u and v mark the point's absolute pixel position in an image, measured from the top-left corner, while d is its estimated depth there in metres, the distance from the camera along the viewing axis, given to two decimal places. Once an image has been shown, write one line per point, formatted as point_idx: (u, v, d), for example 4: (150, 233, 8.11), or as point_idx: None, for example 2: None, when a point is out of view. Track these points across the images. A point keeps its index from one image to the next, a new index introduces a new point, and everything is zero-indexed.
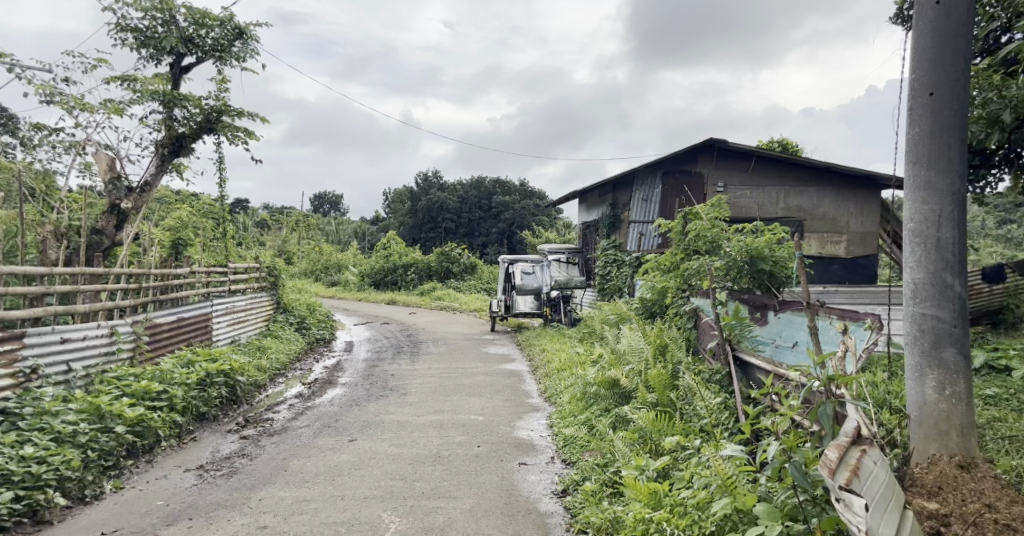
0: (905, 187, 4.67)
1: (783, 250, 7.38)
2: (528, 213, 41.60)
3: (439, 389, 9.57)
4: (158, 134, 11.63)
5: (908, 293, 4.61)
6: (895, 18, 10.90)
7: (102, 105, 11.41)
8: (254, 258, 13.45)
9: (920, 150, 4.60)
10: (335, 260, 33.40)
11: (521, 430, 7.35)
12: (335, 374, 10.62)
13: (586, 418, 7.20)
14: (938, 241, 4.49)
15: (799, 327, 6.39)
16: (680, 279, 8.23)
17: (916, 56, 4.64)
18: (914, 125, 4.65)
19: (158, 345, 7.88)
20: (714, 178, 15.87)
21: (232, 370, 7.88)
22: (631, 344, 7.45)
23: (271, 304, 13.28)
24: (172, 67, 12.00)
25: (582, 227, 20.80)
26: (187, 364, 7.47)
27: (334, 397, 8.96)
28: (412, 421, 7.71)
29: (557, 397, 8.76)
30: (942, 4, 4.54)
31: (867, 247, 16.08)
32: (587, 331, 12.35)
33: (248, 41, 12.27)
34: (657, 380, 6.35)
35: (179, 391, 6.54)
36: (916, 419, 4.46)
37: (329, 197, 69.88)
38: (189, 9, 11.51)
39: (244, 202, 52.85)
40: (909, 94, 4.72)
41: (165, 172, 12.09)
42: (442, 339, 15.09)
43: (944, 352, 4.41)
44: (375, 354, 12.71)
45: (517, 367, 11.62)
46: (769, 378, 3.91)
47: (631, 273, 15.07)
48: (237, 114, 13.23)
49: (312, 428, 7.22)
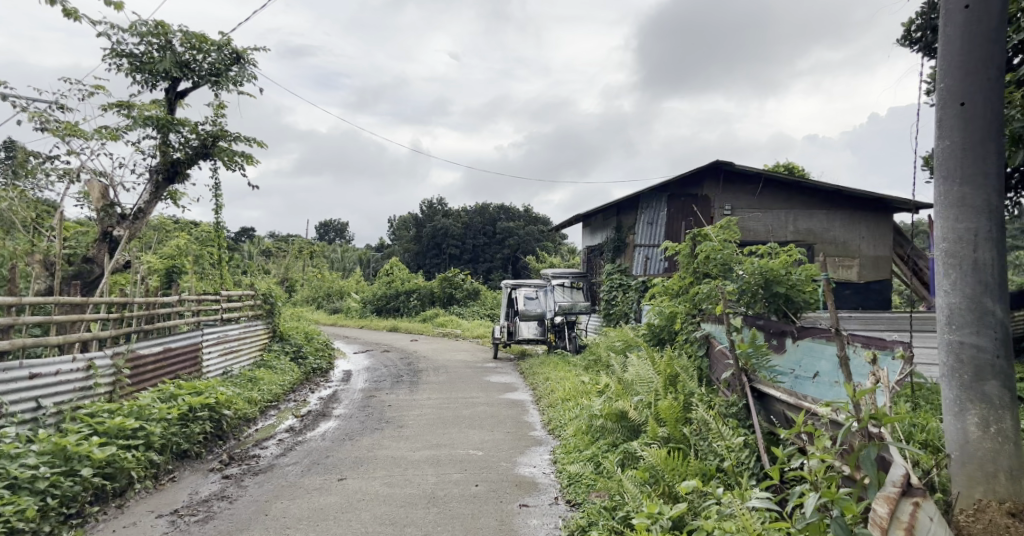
0: (937, 204, 4.28)
1: (800, 273, 6.96)
2: (532, 239, 41.35)
3: (438, 421, 9.14)
4: (153, 160, 11.31)
5: (942, 320, 4.22)
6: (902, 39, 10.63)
7: (96, 131, 11.13)
8: (249, 286, 13.07)
9: (951, 164, 4.23)
10: (337, 287, 32.96)
11: (523, 467, 6.91)
12: (329, 406, 10.17)
13: (592, 454, 6.76)
14: (975, 262, 4.10)
15: (820, 355, 6.03)
16: (690, 304, 7.92)
17: (945, 63, 4.28)
18: (944, 137, 4.27)
19: (141, 379, 7.43)
20: (721, 201, 15.49)
21: (218, 403, 7.47)
22: (640, 374, 7.06)
23: (266, 332, 12.87)
24: (168, 92, 11.72)
25: (587, 251, 20.40)
26: (169, 398, 7.03)
27: (327, 431, 8.52)
28: (407, 457, 7.27)
29: (560, 430, 8.33)
30: (971, 7, 4.19)
31: (880, 271, 15.69)
32: (593, 359, 11.91)
33: (246, 66, 12.00)
34: (668, 413, 5.98)
35: (157, 428, 6.13)
36: (957, 459, 4.04)
37: (334, 225, 70.12)
38: (185, 34, 11.29)
39: (250, 231, 52.78)
40: (937, 105, 4.35)
41: (159, 199, 11.76)
42: (443, 367, 14.62)
43: (986, 386, 3.99)
44: (373, 384, 12.28)
45: (519, 397, 11.18)
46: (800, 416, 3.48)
47: (638, 298, 14.62)
48: (233, 139, 12.95)
49: (300, 466, 6.80)
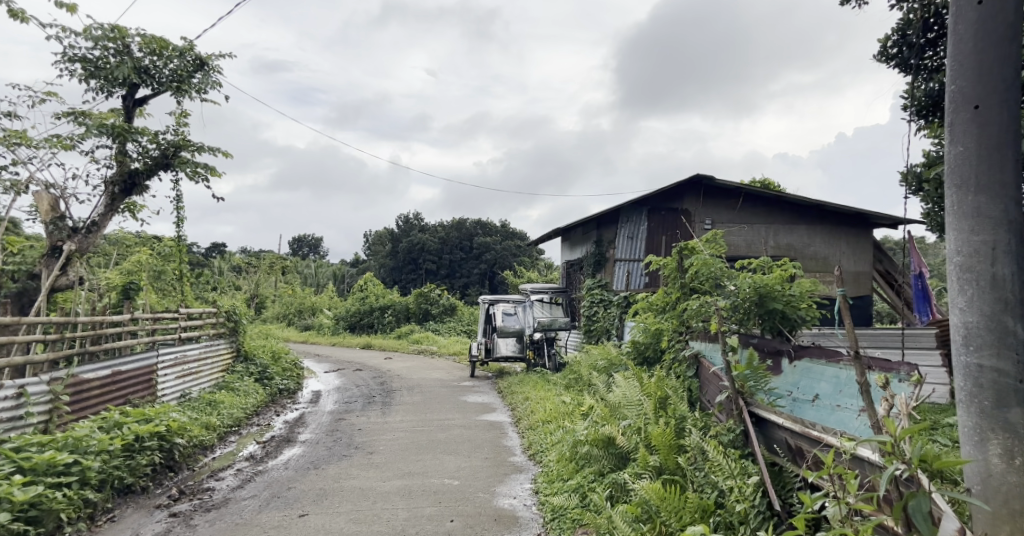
0: (950, 215, 3.87)
1: (796, 289, 6.53)
2: (509, 254, 40.93)
3: (411, 446, 8.57)
4: (109, 170, 10.65)
5: (958, 341, 3.79)
6: (880, 56, 10.38)
7: (46, 139, 10.48)
8: (211, 303, 12.38)
9: (964, 172, 3.82)
10: (309, 303, 32.11)
11: (502, 498, 6.38)
12: (295, 431, 9.55)
13: (577, 484, 6.25)
14: (993, 278, 3.68)
15: (820, 377, 5.62)
16: (677, 320, 7.51)
17: (956, 63, 3.89)
18: (956, 143, 3.87)
19: (82, 405, 6.80)
20: (701, 215, 15.12)
21: (169, 431, 6.86)
22: (627, 396, 6.65)
23: (229, 352, 12.16)
24: (125, 99, 11.08)
25: (566, 266, 19.96)
26: (113, 427, 6.39)
27: (290, 459, 7.92)
28: (376, 488, 6.69)
29: (541, 455, 7.82)
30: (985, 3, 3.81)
31: (862, 287, 15.40)
32: (574, 378, 11.42)
33: (210, 73, 11.42)
34: (660, 440, 5.50)
35: (94, 462, 5.53)
36: (979, 495, 3.60)
37: (307, 241, 69.26)
38: (144, 38, 10.67)
39: (221, 247, 51.74)
40: (949, 109, 3.95)
41: (115, 212, 11.09)
42: (417, 386, 14.02)
43: (1010, 413, 3.56)
44: (344, 406, 11.67)
45: (497, 418, 10.64)
46: (828, 460, 3.30)
47: (620, 314, 14.17)
48: (197, 150, 12.36)
49: (259, 500, 6.23)
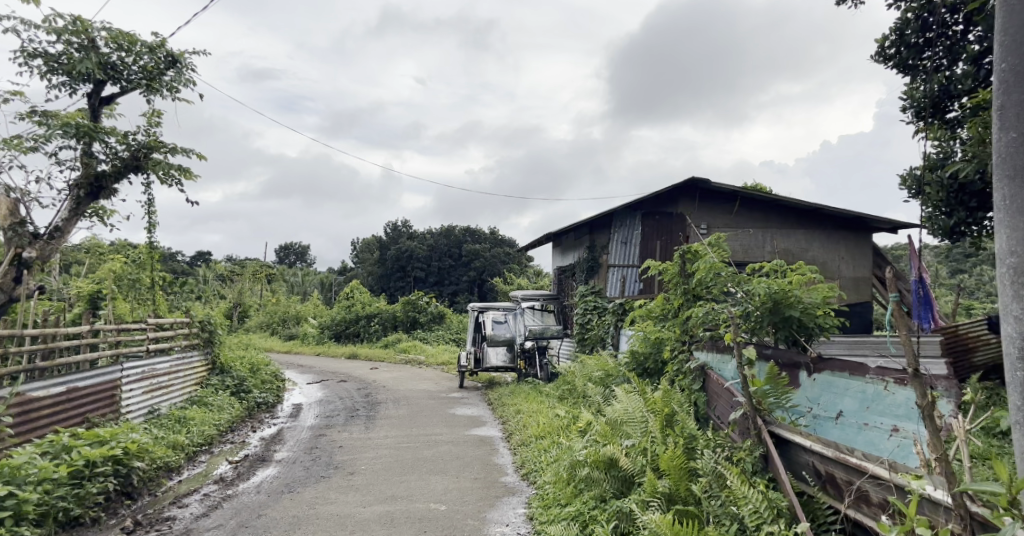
0: (1002, 212, 3.29)
1: (812, 294, 5.97)
2: (499, 261, 40.32)
3: (395, 466, 7.96)
4: (72, 172, 9.98)
5: (1014, 355, 3.22)
6: (878, 55, 9.91)
7: (6, 141, 9.86)
8: (185, 313, 11.72)
9: (1019, 162, 3.23)
10: (294, 312, 31.31)
11: (493, 526, 5.80)
12: (270, 449, 8.92)
13: (576, 511, 5.68)
14: None
15: (842, 392, 5.10)
16: (680, 329, 6.98)
17: (1009, 36, 3.30)
18: (1010, 128, 3.27)
19: (26, 426, 6.23)
20: (697, 220, 14.58)
21: (127, 455, 6.23)
22: (628, 411, 6.08)
23: (203, 365, 11.48)
24: (91, 96, 10.44)
25: (558, 272, 19.40)
26: (60, 452, 5.81)
27: (263, 481, 7.30)
28: (355, 516, 6.08)
29: (535, 475, 7.24)
30: None
31: (861, 293, 14.92)
32: (567, 391, 10.82)
33: (183, 70, 10.80)
34: (669, 464, 4.92)
35: (32, 494, 5.02)
36: None
37: (295, 249, 68.55)
38: (109, 32, 10.04)
39: (207, 257, 50.97)
40: (998, 91, 3.35)
41: (82, 216, 10.43)
42: (404, 398, 13.39)
43: None
44: (325, 420, 11.04)
45: (487, 433, 10.05)
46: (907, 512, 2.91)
47: (614, 322, 13.60)
48: (169, 151, 11.73)
49: (224, 531, 5.63)
